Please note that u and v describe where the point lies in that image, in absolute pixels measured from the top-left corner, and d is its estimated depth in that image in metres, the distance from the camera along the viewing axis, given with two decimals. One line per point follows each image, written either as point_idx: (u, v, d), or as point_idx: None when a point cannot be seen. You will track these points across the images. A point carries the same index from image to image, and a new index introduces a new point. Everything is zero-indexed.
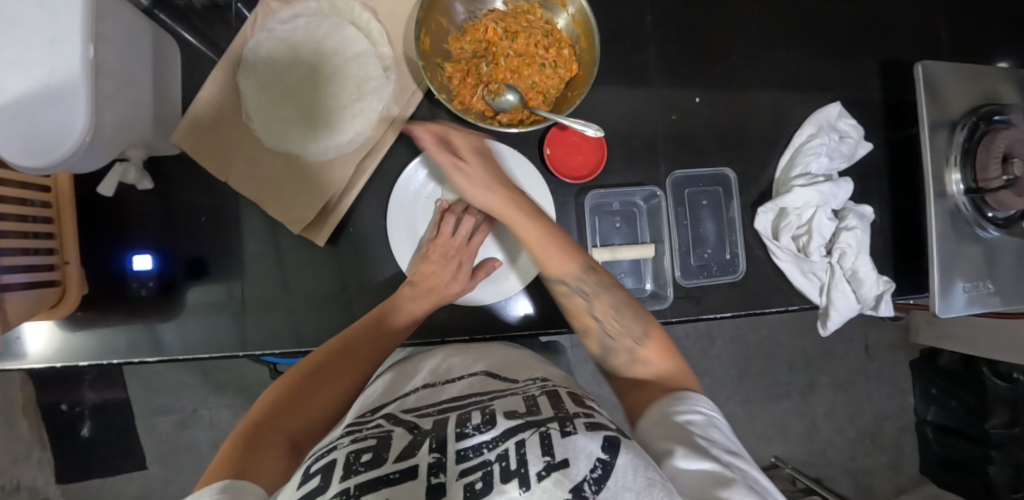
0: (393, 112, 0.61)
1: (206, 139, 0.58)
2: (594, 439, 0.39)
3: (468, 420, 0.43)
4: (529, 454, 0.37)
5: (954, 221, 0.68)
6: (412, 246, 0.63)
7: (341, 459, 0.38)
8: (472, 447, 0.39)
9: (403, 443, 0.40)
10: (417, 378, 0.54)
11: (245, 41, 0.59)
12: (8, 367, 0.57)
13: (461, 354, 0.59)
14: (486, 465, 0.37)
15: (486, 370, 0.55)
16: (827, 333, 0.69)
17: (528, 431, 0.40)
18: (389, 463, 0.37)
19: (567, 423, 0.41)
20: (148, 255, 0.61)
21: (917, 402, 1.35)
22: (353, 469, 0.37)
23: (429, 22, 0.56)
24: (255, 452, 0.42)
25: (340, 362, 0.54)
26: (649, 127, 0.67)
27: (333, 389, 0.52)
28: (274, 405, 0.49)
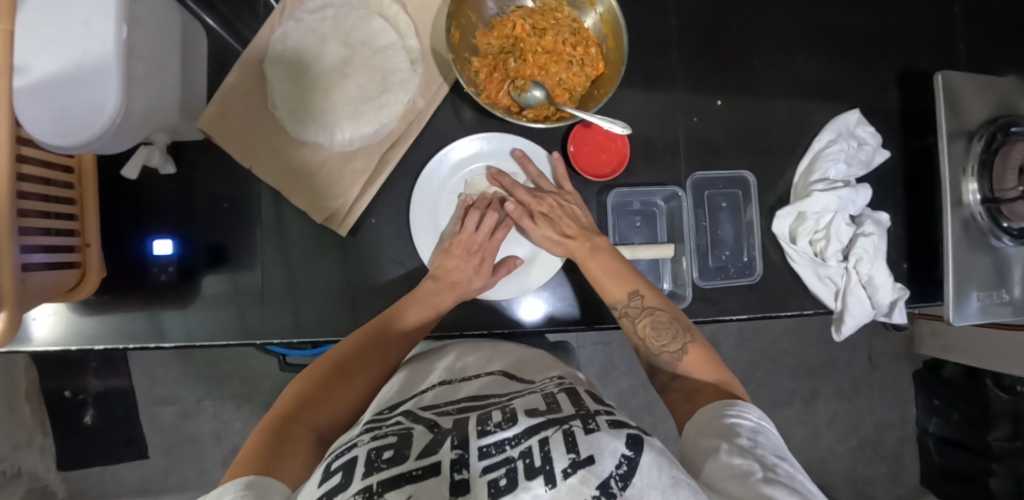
0: (419, 105, 0.61)
1: (232, 126, 0.58)
2: (618, 436, 0.39)
3: (489, 418, 0.44)
4: (554, 451, 0.37)
5: (969, 231, 0.69)
6: (435, 239, 0.63)
7: (362, 456, 0.38)
8: (495, 443, 0.40)
9: (425, 440, 0.40)
10: (434, 374, 0.55)
11: (272, 30, 0.59)
12: (20, 349, 0.57)
13: (478, 351, 0.59)
14: (510, 461, 0.38)
15: (502, 370, 0.56)
16: (841, 339, 0.69)
17: (551, 429, 0.40)
18: (412, 460, 0.38)
19: (590, 420, 0.42)
20: (168, 240, 0.61)
21: (919, 413, 1.35)
22: (376, 467, 0.37)
23: (459, 17, 0.56)
24: (280, 445, 0.42)
25: (363, 356, 0.54)
26: (671, 127, 0.67)
27: (357, 381, 0.52)
28: (298, 399, 0.49)
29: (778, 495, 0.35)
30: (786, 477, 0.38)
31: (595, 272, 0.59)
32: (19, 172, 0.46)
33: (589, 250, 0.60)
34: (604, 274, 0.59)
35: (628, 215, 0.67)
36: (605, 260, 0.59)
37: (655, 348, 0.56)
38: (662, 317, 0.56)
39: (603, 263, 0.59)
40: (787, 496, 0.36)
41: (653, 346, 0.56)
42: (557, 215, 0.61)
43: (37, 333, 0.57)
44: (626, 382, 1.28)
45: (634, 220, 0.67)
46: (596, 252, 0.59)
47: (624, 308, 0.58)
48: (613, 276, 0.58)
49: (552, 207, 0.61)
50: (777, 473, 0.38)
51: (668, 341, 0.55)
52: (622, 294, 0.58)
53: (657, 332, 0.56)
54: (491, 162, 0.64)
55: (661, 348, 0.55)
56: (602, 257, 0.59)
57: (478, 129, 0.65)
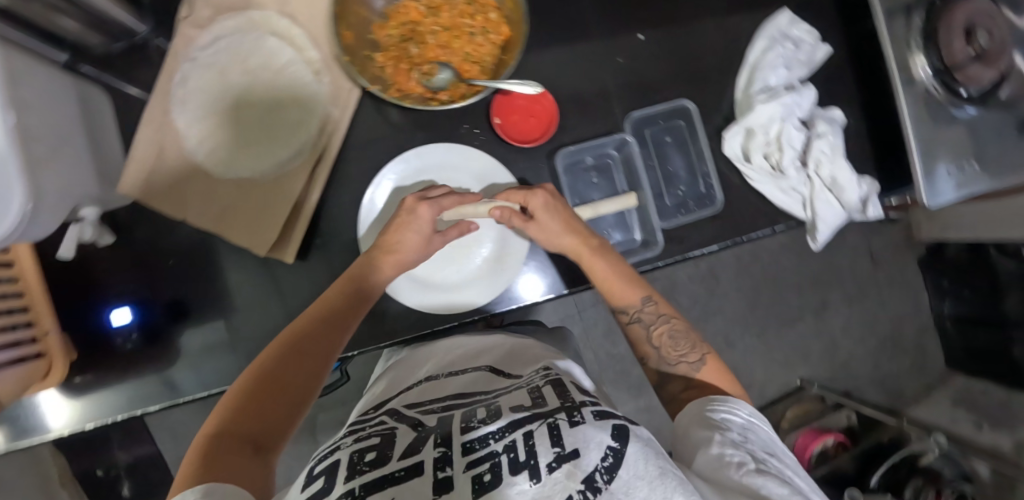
0: (334, 115, 0.59)
1: (154, 181, 0.57)
2: (604, 428, 0.39)
3: (473, 416, 0.45)
4: (539, 445, 0.38)
5: (929, 107, 0.66)
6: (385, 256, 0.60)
7: (344, 460, 0.39)
8: (479, 439, 0.40)
9: (408, 439, 0.42)
10: (421, 370, 0.58)
11: (170, 75, 0.57)
12: (25, 444, 0.56)
13: (466, 346, 0.61)
14: (494, 457, 0.38)
15: (490, 365, 0.57)
16: (819, 248, 0.68)
17: (535, 424, 0.40)
18: (394, 461, 0.38)
19: (575, 412, 0.42)
20: (127, 307, 0.59)
21: (931, 298, 1.34)
22: (357, 470, 0.37)
23: (348, 15, 0.53)
24: (226, 449, 0.39)
25: (304, 344, 0.49)
26: (599, 75, 0.64)
27: (303, 366, 0.48)
28: (248, 390, 0.45)
29: (768, 487, 0.38)
30: (776, 469, 0.40)
31: (595, 278, 0.58)
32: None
33: (592, 252, 0.58)
34: (615, 278, 0.58)
35: (583, 173, 0.64)
36: (610, 264, 0.58)
37: (669, 358, 0.56)
38: (677, 327, 0.57)
39: (609, 265, 0.58)
40: (776, 487, 0.38)
41: (668, 355, 0.56)
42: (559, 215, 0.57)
43: (54, 421, 0.58)
44: None
45: (590, 178, 0.64)
46: (598, 254, 0.58)
47: (634, 315, 0.58)
48: (623, 279, 0.58)
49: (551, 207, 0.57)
50: (768, 465, 0.41)
51: (687, 351, 0.56)
52: (636, 300, 0.58)
53: (674, 342, 0.56)
54: (418, 181, 0.61)
55: (679, 358, 0.55)
56: (603, 261, 0.58)
57: (407, 124, 0.62)
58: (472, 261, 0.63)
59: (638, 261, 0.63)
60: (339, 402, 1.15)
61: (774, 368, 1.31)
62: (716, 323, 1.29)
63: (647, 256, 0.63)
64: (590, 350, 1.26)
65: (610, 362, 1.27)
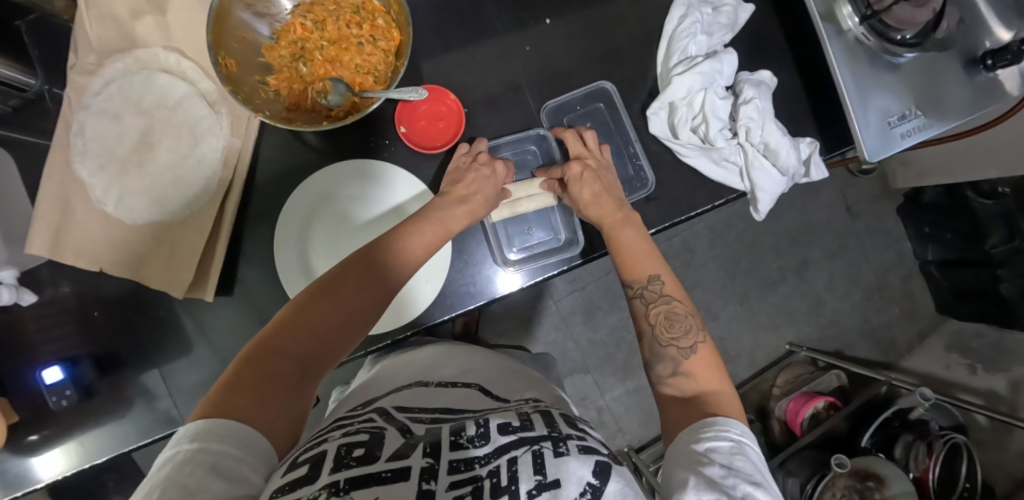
0: (237, 145, 0.57)
1: (63, 235, 0.55)
2: (587, 463, 0.38)
3: (462, 431, 0.42)
4: (521, 472, 0.36)
5: (859, 57, 0.63)
6: (308, 283, 0.56)
7: (332, 451, 0.37)
8: (465, 460, 0.38)
9: (396, 444, 0.39)
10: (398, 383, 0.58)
11: (65, 126, 0.56)
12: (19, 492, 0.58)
13: (455, 360, 0.64)
14: (476, 480, 0.36)
15: (478, 383, 0.58)
16: (762, 217, 0.65)
17: (520, 449, 0.39)
18: (381, 461, 0.36)
19: (560, 444, 0.40)
20: (55, 366, 0.58)
21: (914, 245, 1.30)
22: (345, 463, 0.35)
23: (227, 41, 0.50)
24: (259, 387, 0.38)
25: (355, 296, 0.47)
26: (507, 67, 0.61)
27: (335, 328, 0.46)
28: (288, 324, 0.44)
29: None
30: None
31: (624, 247, 0.56)
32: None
33: (623, 220, 0.57)
34: (632, 249, 0.56)
35: None
36: (638, 237, 0.56)
37: (662, 339, 0.50)
38: (678, 309, 0.51)
39: (639, 238, 0.56)
40: None
41: (660, 334, 0.50)
42: (591, 186, 0.59)
43: (46, 471, 0.58)
44: (613, 318, 1.26)
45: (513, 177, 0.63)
46: (630, 223, 0.57)
47: (640, 290, 0.54)
48: (641, 250, 0.56)
49: (585, 174, 0.59)
50: None
51: (680, 334, 0.50)
52: (643, 276, 0.54)
53: (670, 322, 0.51)
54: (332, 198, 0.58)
55: (671, 340, 0.50)
56: (633, 229, 0.57)
57: (321, 145, 0.60)
58: None
59: (560, 260, 0.62)
60: None
61: (760, 334, 1.29)
62: (696, 297, 1.27)
63: (568, 255, 0.63)
64: (570, 338, 1.25)
65: (591, 348, 1.26)
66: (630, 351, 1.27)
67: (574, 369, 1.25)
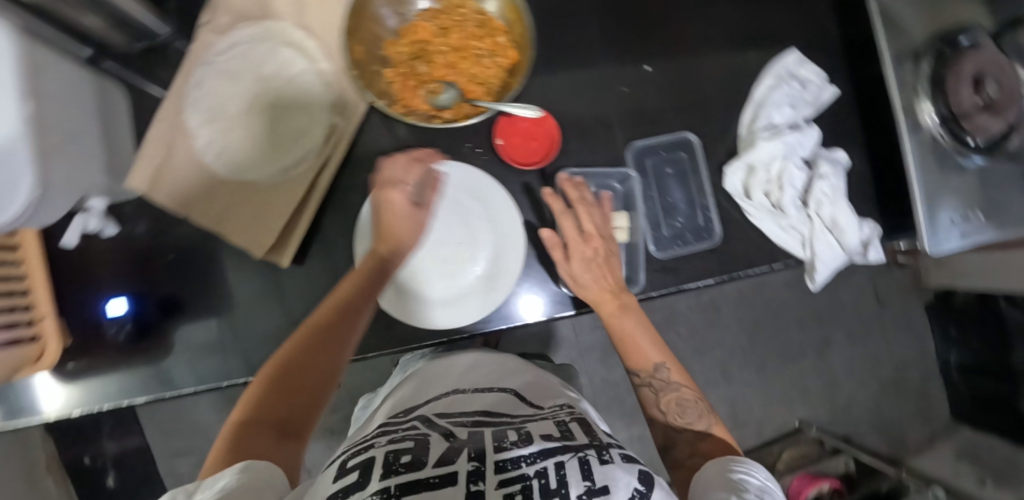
0: (341, 126, 0.60)
1: (162, 175, 0.58)
2: (630, 471, 0.41)
3: (505, 437, 0.46)
4: (569, 476, 0.39)
5: (933, 153, 0.66)
6: (381, 276, 0.58)
7: (380, 456, 0.40)
8: (512, 459, 0.41)
9: (441, 449, 0.42)
10: (439, 387, 0.60)
11: (185, 76, 0.59)
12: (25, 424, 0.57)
13: (487, 364, 0.65)
14: (525, 479, 0.39)
15: (514, 390, 0.60)
16: (817, 288, 0.67)
17: (566, 455, 0.42)
18: (428, 467, 0.38)
19: (603, 452, 0.44)
20: (122, 297, 0.60)
21: (938, 345, 1.31)
22: (392, 469, 0.38)
23: (359, 31, 0.55)
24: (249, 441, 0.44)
25: (304, 348, 0.51)
26: (603, 101, 0.64)
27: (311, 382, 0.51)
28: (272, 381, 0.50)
29: None
30: None
31: (620, 336, 0.58)
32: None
33: (619, 309, 0.58)
34: (635, 337, 0.58)
35: None
36: (631, 325, 0.58)
37: (675, 424, 0.55)
38: (687, 394, 0.56)
39: (636, 324, 0.58)
40: None
41: (674, 421, 0.55)
42: (598, 268, 0.58)
43: (48, 405, 0.58)
44: None
45: (589, 207, 0.63)
46: (627, 311, 0.58)
47: (644, 378, 0.57)
48: (638, 341, 0.58)
49: (591, 258, 0.58)
50: None
51: (692, 418, 0.54)
52: (646, 365, 0.57)
53: (681, 408, 0.55)
54: None
55: (685, 424, 0.54)
56: (632, 317, 0.58)
57: (412, 139, 0.63)
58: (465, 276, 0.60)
59: (617, 296, 0.62)
60: (332, 407, 1.18)
61: (771, 405, 1.29)
62: (715, 355, 1.28)
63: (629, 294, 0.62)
64: (585, 373, 1.25)
65: (603, 387, 1.26)
66: None
67: None
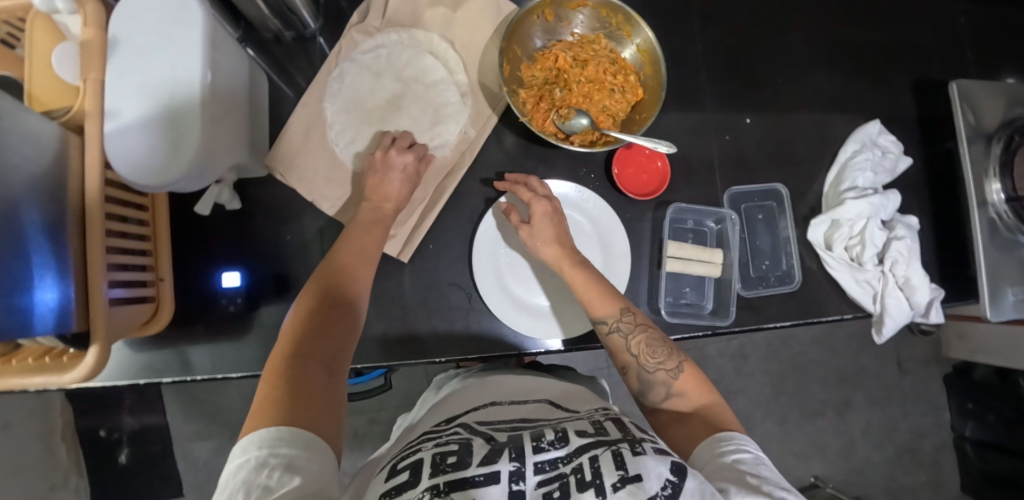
0: (471, 135, 0.64)
1: (297, 159, 0.62)
2: (663, 461, 0.41)
3: (542, 436, 0.45)
4: (603, 468, 0.39)
5: (995, 230, 0.71)
6: (494, 283, 0.62)
7: (427, 459, 0.42)
8: (548, 461, 0.41)
9: (485, 450, 0.42)
10: (479, 398, 0.61)
11: (330, 70, 0.63)
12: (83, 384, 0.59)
13: (523, 383, 0.67)
14: (563, 476, 0.39)
15: (549, 399, 0.61)
16: (881, 341, 0.71)
17: (599, 449, 0.42)
18: (473, 466, 0.39)
19: (636, 444, 0.43)
20: (236, 272, 0.63)
21: (953, 418, 1.34)
22: (441, 470, 0.39)
23: (508, 52, 0.61)
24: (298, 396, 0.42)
25: (330, 309, 0.51)
26: (705, 145, 0.69)
27: (335, 344, 0.49)
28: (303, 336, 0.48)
29: None
30: None
31: (580, 287, 0.58)
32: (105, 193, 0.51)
33: (574, 262, 0.59)
34: (591, 290, 0.58)
35: (681, 231, 0.69)
36: (588, 276, 0.58)
37: (648, 365, 0.56)
38: (654, 335, 0.57)
39: (588, 280, 0.58)
40: None
41: (647, 362, 0.56)
42: (552, 228, 0.60)
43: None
44: None
45: (686, 240, 0.68)
46: (581, 265, 0.59)
47: (614, 324, 0.57)
48: (600, 293, 0.58)
49: (551, 216, 0.61)
50: None
51: (664, 358, 0.56)
52: (614, 309, 0.57)
53: (651, 349, 0.56)
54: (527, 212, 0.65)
55: (658, 365, 0.55)
56: (587, 271, 0.59)
57: (521, 154, 0.66)
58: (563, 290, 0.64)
59: (705, 325, 0.65)
60: (362, 409, 1.17)
61: (789, 459, 1.30)
62: (739, 402, 1.30)
63: (719, 326, 0.65)
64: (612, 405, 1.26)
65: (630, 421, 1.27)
66: None
67: None
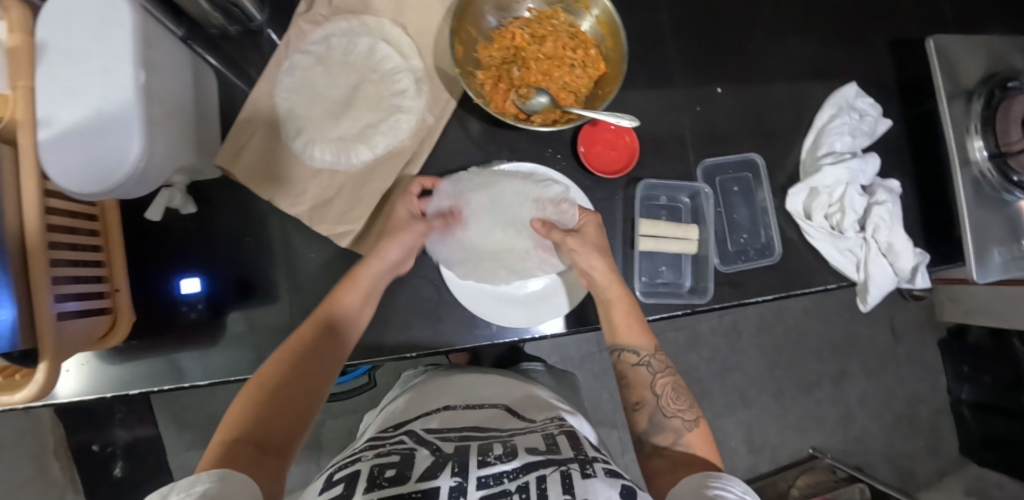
0: (429, 122, 0.62)
1: (251, 157, 0.59)
2: (612, 485, 0.42)
3: (491, 450, 0.47)
4: (551, 490, 0.40)
5: (980, 189, 0.69)
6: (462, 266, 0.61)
7: (365, 471, 0.43)
8: (493, 475, 0.43)
9: (426, 463, 0.44)
10: (438, 400, 0.61)
11: (278, 62, 0.60)
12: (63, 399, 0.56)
13: (486, 383, 0.66)
14: (506, 494, 0.41)
15: (505, 405, 0.61)
16: (867, 309, 0.69)
17: (548, 468, 0.43)
18: (410, 482, 0.41)
19: (587, 465, 0.45)
20: (196, 278, 0.61)
21: (949, 381, 1.34)
22: (378, 484, 0.41)
23: (462, 32, 0.58)
24: (236, 455, 0.42)
25: (299, 364, 0.51)
26: (677, 119, 0.67)
27: (295, 403, 0.49)
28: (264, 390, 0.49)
29: None
30: None
31: (614, 302, 0.59)
32: (46, 205, 0.48)
33: (618, 285, 0.60)
34: (631, 316, 0.58)
35: (655, 208, 0.67)
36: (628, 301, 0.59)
37: (667, 408, 0.55)
38: (678, 382, 0.58)
39: (630, 307, 0.59)
40: None
41: (667, 405, 0.55)
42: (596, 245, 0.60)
43: (61, 386, 0.56)
44: None
45: (660, 217, 0.67)
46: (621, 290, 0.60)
47: (644, 357, 0.58)
48: (635, 324, 0.58)
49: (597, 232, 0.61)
50: None
51: (683, 407, 0.55)
52: (648, 344, 0.58)
53: (675, 394, 0.56)
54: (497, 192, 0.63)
55: (676, 411, 0.55)
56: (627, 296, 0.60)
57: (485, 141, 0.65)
58: (536, 279, 0.62)
59: (684, 303, 0.63)
60: (354, 408, 1.16)
61: (787, 432, 1.30)
62: (735, 379, 1.29)
63: (697, 303, 0.63)
64: (606, 390, 1.25)
65: None
66: None
67: (603, 420, 1.24)
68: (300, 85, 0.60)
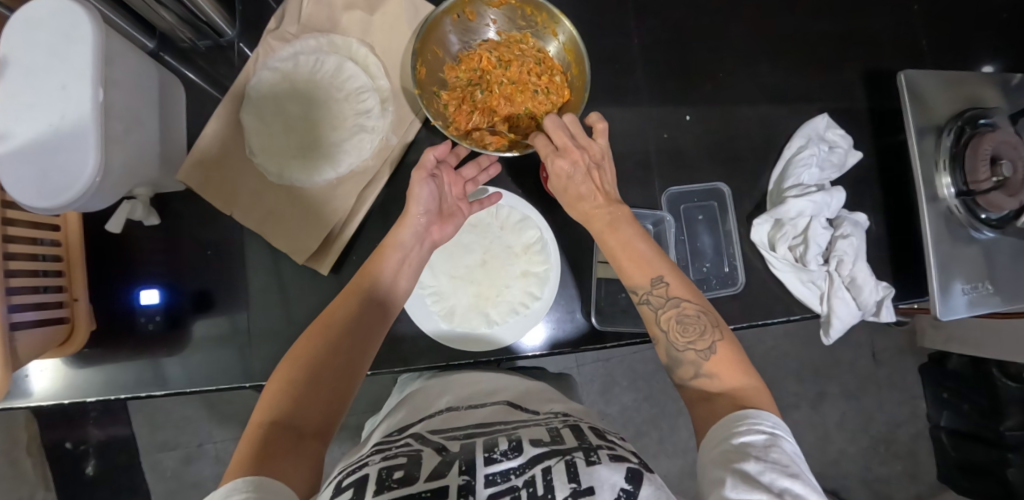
0: (392, 142, 0.63)
1: (215, 171, 0.59)
2: (618, 469, 0.38)
3: (495, 446, 0.42)
4: (556, 480, 0.36)
5: (949, 224, 0.69)
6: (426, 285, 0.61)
7: (373, 475, 0.37)
8: (500, 472, 0.38)
9: (434, 462, 0.40)
10: (442, 400, 0.58)
11: (246, 80, 0.61)
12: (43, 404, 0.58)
13: (489, 381, 0.64)
14: (514, 490, 0.36)
15: (507, 400, 0.58)
16: (831, 342, 0.68)
17: (554, 459, 0.39)
18: (420, 482, 0.37)
19: (591, 453, 0.40)
20: (156, 289, 0.61)
21: (928, 407, 1.33)
22: (386, 486, 0.36)
23: (425, 53, 0.59)
24: (277, 445, 0.40)
25: (341, 337, 0.49)
26: (642, 145, 0.68)
27: (338, 378, 0.47)
28: (304, 365, 0.46)
29: None
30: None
31: (615, 250, 0.54)
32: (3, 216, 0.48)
33: (608, 221, 0.55)
34: (624, 255, 0.53)
35: None
36: (627, 240, 0.54)
37: (677, 343, 0.49)
38: (688, 309, 0.50)
39: (625, 241, 0.54)
40: None
41: (676, 340, 0.49)
42: (585, 184, 0.55)
43: (38, 390, 0.58)
44: (629, 397, 1.26)
45: None
46: (618, 224, 0.54)
47: (644, 296, 0.52)
48: (636, 260, 0.53)
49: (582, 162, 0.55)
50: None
51: (694, 338, 0.49)
52: (645, 280, 0.52)
53: (682, 326, 0.49)
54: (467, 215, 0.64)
55: (687, 344, 0.49)
56: (624, 230, 0.54)
57: None
58: (498, 300, 0.62)
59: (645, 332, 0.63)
60: None
61: None
62: None
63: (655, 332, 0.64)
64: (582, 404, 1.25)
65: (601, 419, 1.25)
66: (635, 435, 1.25)
67: None
68: (268, 100, 0.61)
